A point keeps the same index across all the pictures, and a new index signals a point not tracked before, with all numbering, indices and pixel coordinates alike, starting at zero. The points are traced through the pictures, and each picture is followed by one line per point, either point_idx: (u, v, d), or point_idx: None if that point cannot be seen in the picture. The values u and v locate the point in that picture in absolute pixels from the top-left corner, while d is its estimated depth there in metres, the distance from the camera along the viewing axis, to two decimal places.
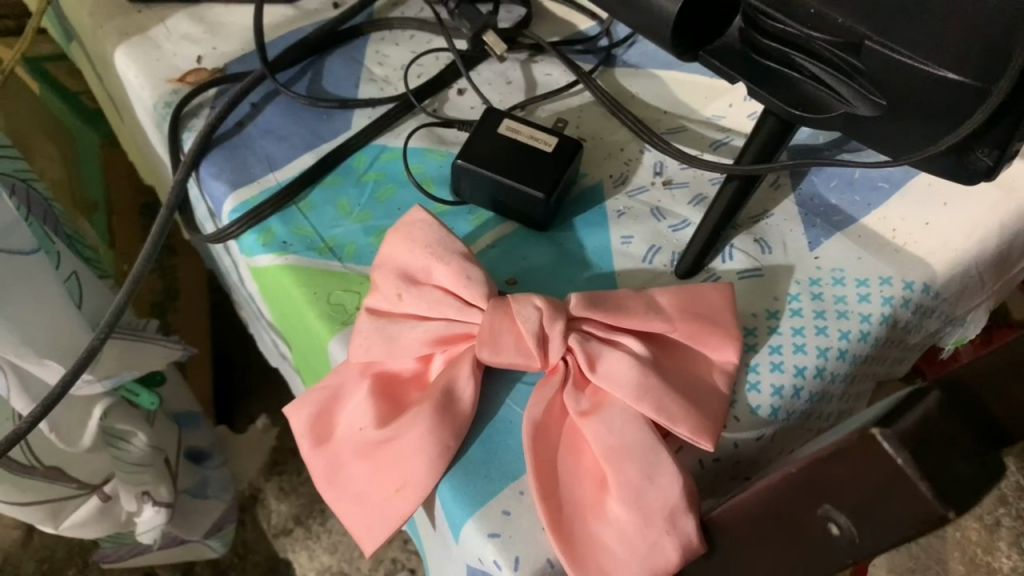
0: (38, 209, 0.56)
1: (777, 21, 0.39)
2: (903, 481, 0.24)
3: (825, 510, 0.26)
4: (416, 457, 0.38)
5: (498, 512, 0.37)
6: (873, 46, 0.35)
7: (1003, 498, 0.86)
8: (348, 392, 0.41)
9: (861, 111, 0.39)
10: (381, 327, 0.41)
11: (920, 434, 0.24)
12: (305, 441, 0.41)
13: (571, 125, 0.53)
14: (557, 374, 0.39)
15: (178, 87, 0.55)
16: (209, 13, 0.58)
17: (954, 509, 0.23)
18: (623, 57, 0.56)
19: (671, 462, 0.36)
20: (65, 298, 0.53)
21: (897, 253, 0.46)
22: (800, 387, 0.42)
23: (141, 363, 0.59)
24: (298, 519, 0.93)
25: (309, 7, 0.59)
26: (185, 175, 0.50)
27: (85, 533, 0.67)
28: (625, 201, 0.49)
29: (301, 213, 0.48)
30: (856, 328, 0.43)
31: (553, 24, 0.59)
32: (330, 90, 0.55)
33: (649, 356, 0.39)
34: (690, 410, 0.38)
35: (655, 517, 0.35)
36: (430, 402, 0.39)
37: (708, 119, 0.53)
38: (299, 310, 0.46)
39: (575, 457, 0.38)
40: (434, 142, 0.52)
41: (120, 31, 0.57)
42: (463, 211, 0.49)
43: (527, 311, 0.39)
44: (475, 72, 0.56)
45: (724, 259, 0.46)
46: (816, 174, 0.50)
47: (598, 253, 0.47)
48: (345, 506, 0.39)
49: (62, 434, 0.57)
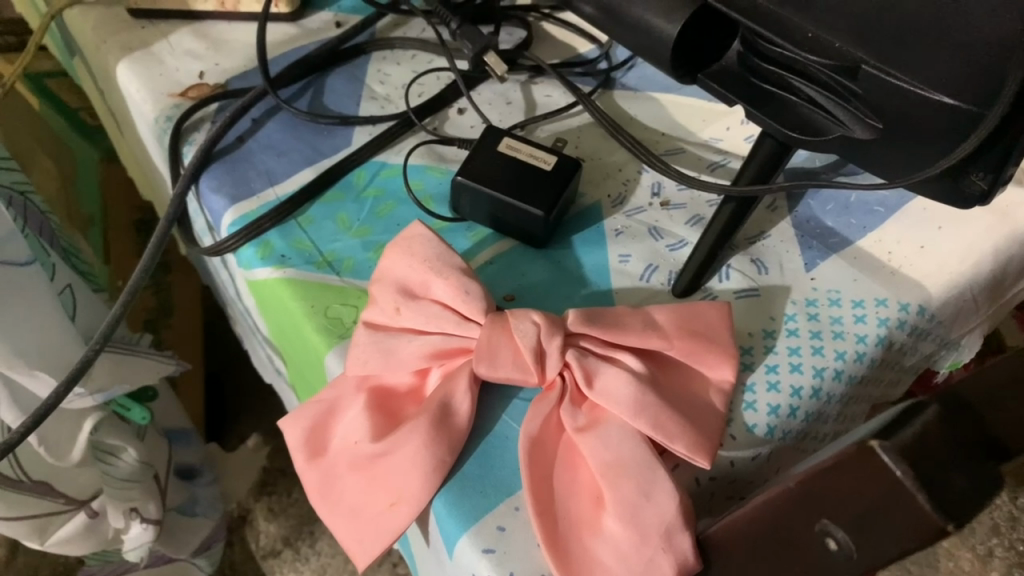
0: (34, 221, 0.56)
1: (775, 44, 0.39)
2: (902, 493, 0.24)
3: (823, 526, 0.26)
4: (410, 471, 0.37)
5: (493, 527, 0.37)
6: (870, 70, 0.36)
7: (996, 528, 0.85)
8: (343, 405, 0.41)
9: (858, 134, 0.39)
10: (378, 341, 0.41)
11: (919, 448, 0.25)
12: (299, 453, 0.41)
13: (570, 145, 0.53)
14: (554, 390, 0.39)
15: (180, 101, 0.55)
16: (212, 30, 0.59)
17: (953, 522, 0.23)
18: (622, 79, 0.57)
19: (668, 479, 0.36)
20: (59, 310, 0.53)
21: (892, 276, 0.46)
22: (796, 407, 0.42)
23: (130, 377, 0.59)
24: (287, 540, 0.92)
25: (312, 26, 0.60)
26: (184, 189, 0.51)
27: (71, 550, 0.66)
28: (623, 220, 0.49)
29: (300, 227, 0.49)
30: (852, 348, 0.43)
31: (552, 46, 0.59)
32: (331, 107, 0.55)
33: (646, 372, 0.39)
34: (687, 427, 0.38)
35: (651, 534, 0.35)
36: (426, 416, 0.38)
37: (706, 141, 0.53)
38: (295, 323, 0.46)
39: (571, 473, 0.37)
40: (433, 160, 0.52)
41: (123, 46, 0.58)
42: (462, 228, 0.49)
43: (525, 327, 0.39)
44: (476, 92, 0.56)
45: (721, 279, 0.47)
46: (812, 197, 0.50)
47: (595, 271, 0.47)
48: (338, 520, 0.39)
49: (50, 446, 0.56)
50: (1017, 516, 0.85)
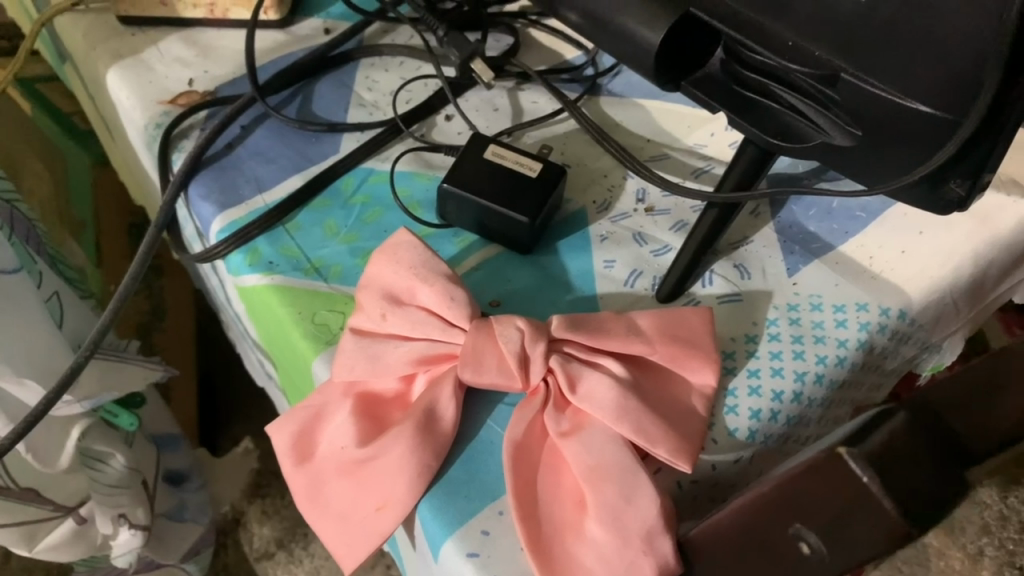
0: (21, 229, 0.56)
1: (757, 52, 0.40)
2: (869, 498, 0.25)
3: (797, 530, 0.27)
4: (396, 475, 0.38)
5: (478, 532, 0.37)
6: (848, 78, 0.37)
7: (986, 527, 0.87)
8: (330, 411, 0.41)
9: (838, 142, 0.40)
10: (365, 347, 0.42)
11: (886, 454, 0.26)
12: (286, 458, 0.41)
13: (556, 151, 0.54)
14: (538, 395, 0.40)
15: (170, 109, 0.55)
16: (202, 37, 0.59)
17: (918, 527, 0.25)
18: (608, 85, 0.57)
19: (650, 484, 0.37)
20: (46, 318, 0.53)
21: (874, 280, 0.46)
22: (778, 411, 0.42)
23: (118, 383, 0.59)
24: (281, 542, 0.92)
25: (301, 33, 0.60)
26: (173, 196, 0.51)
27: (58, 557, 0.65)
28: (608, 226, 0.50)
29: (288, 234, 0.49)
30: (833, 353, 0.44)
31: (540, 52, 0.60)
32: (319, 113, 0.56)
33: (629, 377, 0.40)
34: (669, 432, 0.38)
35: (633, 538, 0.35)
36: (412, 421, 0.39)
37: (690, 147, 0.54)
38: (283, 328, 0.46)
39: (556, 478, 0.38)
40: (421, 166, 0.53)
41: (114, 53, 0.58)
42: (448, 234, 0.50)
43: (510, 333, 0.40)
44: (463, 99, 0.57)
45: (704, 284, 0.47)
46: (795, 203, 0.51)
47: (581, 277, 0.48)
48: (326, 524, 0.39)
49: (39, 455, 0.56)
50: (1008, 515, 0.87)
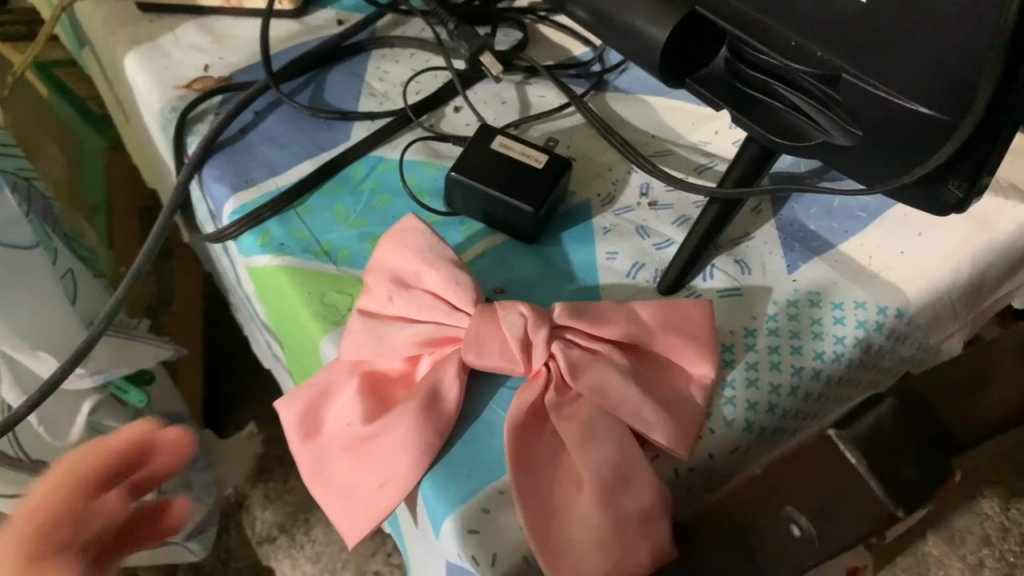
0: (38, 207, 0.57)
1: (761, 52, 0.41)
2: (857, 480, 0.26)
3: (789, 512, 0.28)
4: (400, 452, 0.39)
5: (478, 509, 0.38)
6: (850, 78, 0.38)
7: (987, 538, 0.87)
8: (337, 389, 0.42)
9: (839, 141, 0.41)
10: (371, 328, 0.43)
11: (873, 438, 0.26)
12: (294, 433, 0.42)
13: (562, 144, 0.55)
14: (539, 379, 0.41)
15: (185, 93, 0.56)
16: (217, 25, 0.60)
17: (903, 508, 0.25)
18: (615, 82, 0.58)
19: (648, 471, 0.38)
20: (61, 294, 0.54)
21: (872, 280, 0.47)
22: (774, 403, 0.43)
23: (129, 360, 0.60)
24: (282, 527, 0.93)
25: (314, 23, 0.61)
26: (188, 176, 0.52)
27: None
28: (611, 219, 0.51)
29: (299, 217, 0.50)
30: (830, 349, 0.45)
31: (548, 48, 0.61)
32: (330, 102, 0.57)
33: (629, 365, 0.41)
34: (667, 419, 0.39)
35: (630, 522, 0.36)
36: (416, 399, 0.40)
37: (694, 144, 0.55)
38: (293, 308, 0.47)
39: (554, 461, 0.39)
40: (429, 155, 0.54)
41: (131, 38, 0.59)
42: (455, 222, 0.50)
43: (513, 318, 0.41)
44: (472, 91, 0.58)
45: (705, 278, 0.48)
46: (796, 202, 0.52)
47: (584, 267, 0.48)
48: (330, 499, 0.40)
49: (50, 425, 0.57)
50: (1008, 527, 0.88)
